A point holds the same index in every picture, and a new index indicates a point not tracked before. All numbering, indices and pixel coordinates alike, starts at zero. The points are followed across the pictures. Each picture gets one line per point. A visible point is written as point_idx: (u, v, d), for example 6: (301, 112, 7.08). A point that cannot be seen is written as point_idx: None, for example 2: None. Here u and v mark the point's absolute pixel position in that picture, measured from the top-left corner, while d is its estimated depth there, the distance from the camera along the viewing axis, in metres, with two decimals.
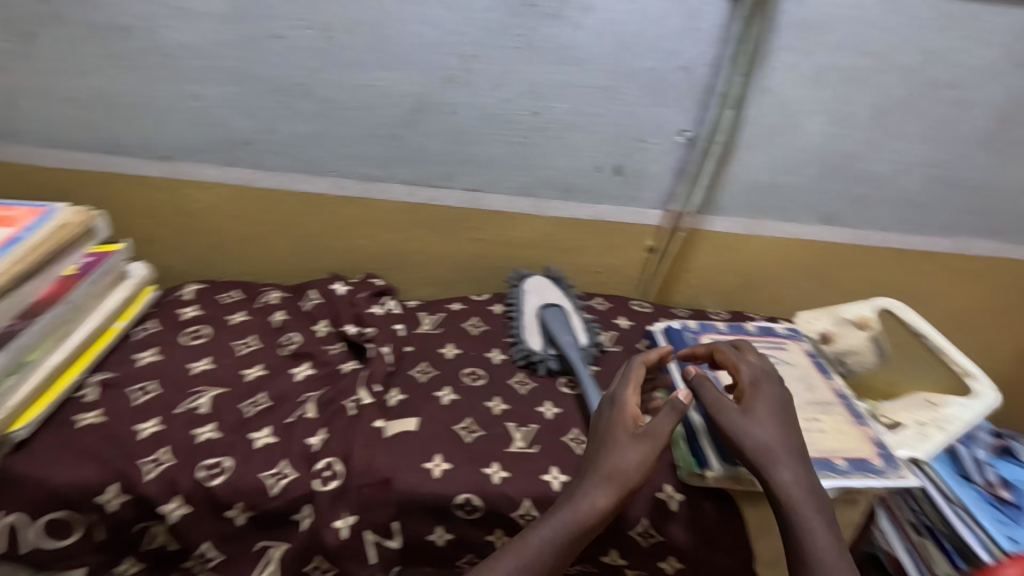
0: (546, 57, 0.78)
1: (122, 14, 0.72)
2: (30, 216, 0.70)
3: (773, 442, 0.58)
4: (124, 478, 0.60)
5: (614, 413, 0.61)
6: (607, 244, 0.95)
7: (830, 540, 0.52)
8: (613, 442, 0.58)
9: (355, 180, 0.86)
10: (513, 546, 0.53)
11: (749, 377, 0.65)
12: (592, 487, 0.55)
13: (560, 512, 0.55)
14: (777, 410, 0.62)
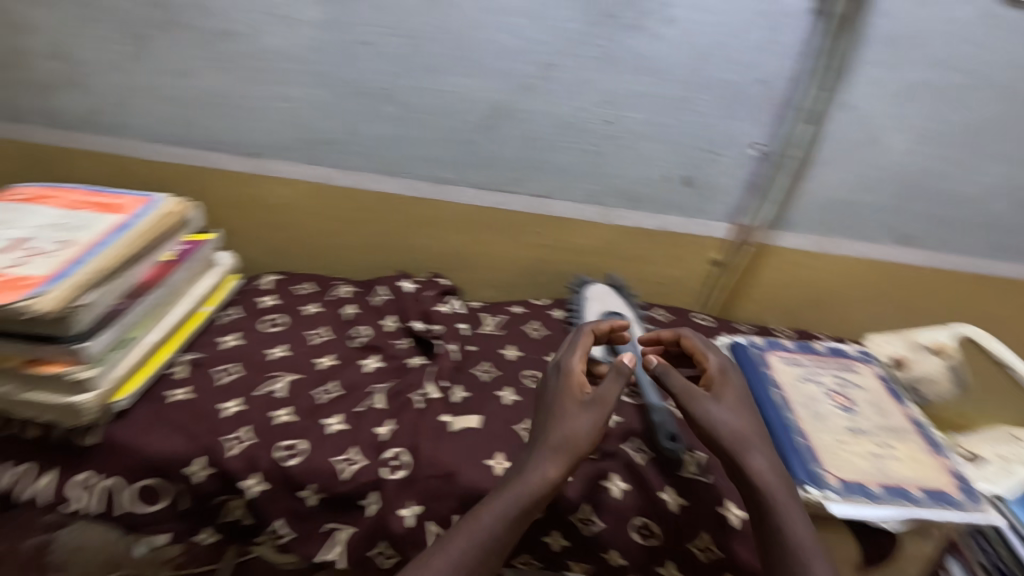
0: (623, 67, 0.79)
1: (228, 21, 0.78)
2: (137, 204, 0.74)
3: (741, 424, 0.58)
4: (209, 453, 0.64)
5: (561, 382, 0.61)
6: (670, 255, 0.95)
7: (805, 527, 0.53)
8: (563, 415, 0.58)
9: (428, 181, 0.89)
10: (467, 522, 0.53)
11: (716, 363, 0.65)
12: (544, 461, 0.55)
13: (515, 488, 0.54)
14: (743, 399, 0.62)
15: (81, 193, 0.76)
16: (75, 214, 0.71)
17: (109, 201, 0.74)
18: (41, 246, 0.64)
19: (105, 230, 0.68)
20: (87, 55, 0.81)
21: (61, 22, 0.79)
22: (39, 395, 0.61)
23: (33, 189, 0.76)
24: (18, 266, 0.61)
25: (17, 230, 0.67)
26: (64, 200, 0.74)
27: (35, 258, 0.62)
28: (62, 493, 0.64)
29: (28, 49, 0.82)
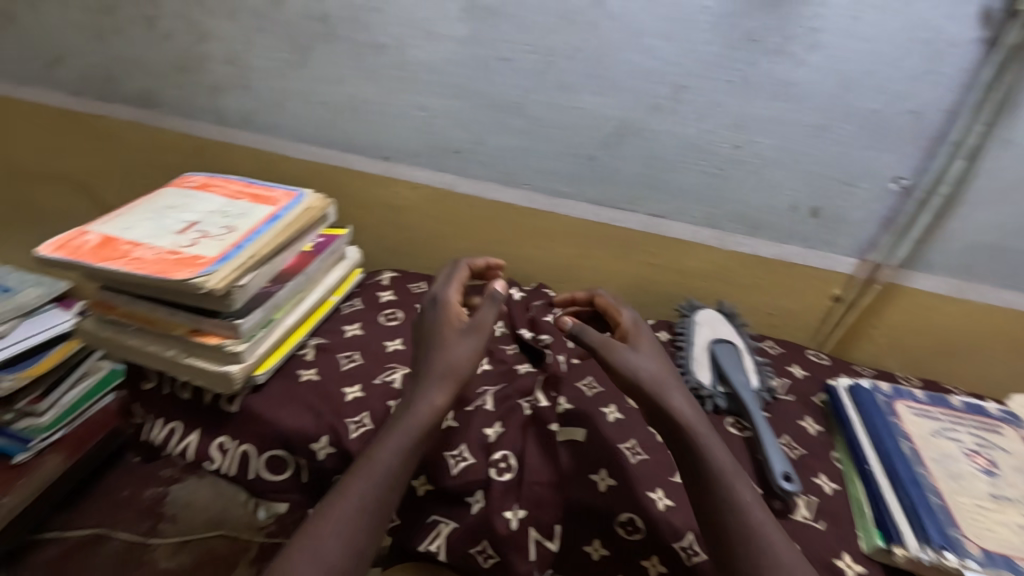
0: (760, 91, 0.77)
1: (380, 34, 0.84)
2: (286, 197, 0.80)
3: (643, 368, 0.64)
4: (333, 433, 0.69)
5: (439, 312, 0.68)
6: (787, 286, 0.91)
7: (725, 453, 0.59)
8: (436, 346, 0.65)
9: (545, 194, 0.91)
10: (363, 465, 0.58)
11: (629, 317, 0.73)
12: (430, 392, 0.61)
13: (405, 423, 0.60)
14: (656, 349, 0.69)
15: (240, 184, 0.85)
16: (236, 203, 0.79)
17: (264, 193, 0.81)
18: (209, 230, 0.72)
19: (260, 220, 0.75)
20: (254, 62, 0.91)
21: (236, 32, 0.89)
22: (198, 362, 0.69)
23: (202, 177, 0.86)
24: (190, 245, 0.68)
25: (189, 214, 0.75)
26: (227, 189, 0.82)
27: (204, 240, 0.70)
28: (205, 453, 0.71)
29: (206, 55, 0.92)
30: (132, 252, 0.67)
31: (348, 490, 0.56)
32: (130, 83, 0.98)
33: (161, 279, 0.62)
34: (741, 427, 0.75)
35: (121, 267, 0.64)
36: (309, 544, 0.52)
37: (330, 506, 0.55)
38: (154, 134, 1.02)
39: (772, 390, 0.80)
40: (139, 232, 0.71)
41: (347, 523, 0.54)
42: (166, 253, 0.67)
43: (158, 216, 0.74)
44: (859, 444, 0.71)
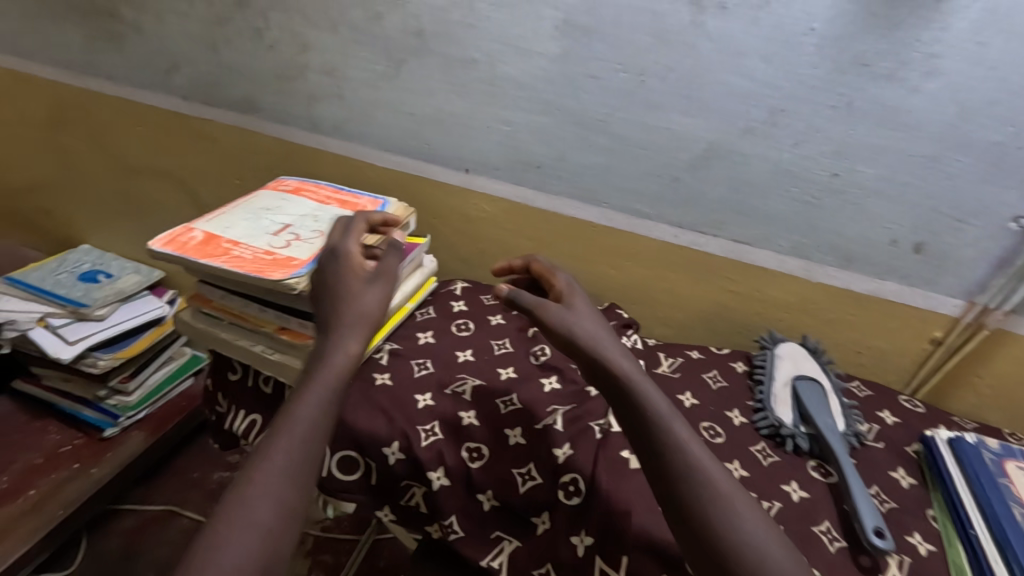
0: (866, 118, 0.73)
1: (473, 49, 0.85)
2: (372, 205, 0.83)
3: (581, 330, 0.59)
4: (404, 439, 0.70)
5: (341, 263, 0.63)
6: (880, 324, 0.86)
7: (662, 396, 0.56)
8: (342, 294, 0.61)
9: (624, 214, 0.90)
10: (284, 425, 0.53)
11: (563, 280, 0.66)
12: (343, 339, 0.58)
13: (323, 375, 0.55)
14: (591, 305, 0.63)
15: (330, 189, 0.88)
16: (325, 208, 0.82)
17: (351, 200, 0.84)
18: (300, 233, 0.75)
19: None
20: (348, 73, 0.95)
21: (334, 44, 0.93)
22: (282, 359, 0.71)
23: (296, 181, 0.90)
24: (284, 247, 0.72)
25: (283, 216, 0.79)
26: (318, 194, 0.86)
27: (296, 242, 0.72)
28: None
29: (304, 65, 0.97)
30: (231, 250, 0.71)
31: (270, 450, 0.51)
32: (233, 90, 1.05)
33: (257, 278, 0.65)
34: (826, 473, 0.71)
35: (222, 264, 0.68)
36: (233, 512, 0.47)
37: (254, 467, 0.50)
38: (252, 139, 1.08)
39: (860, 435, 0.75)
40: (238, 232, 0.74)
41: (277, 483, 0.49)
42: (262, 253, 0.70)
43: (255, 216, 0.78)
44: (961, 504, 0.66)
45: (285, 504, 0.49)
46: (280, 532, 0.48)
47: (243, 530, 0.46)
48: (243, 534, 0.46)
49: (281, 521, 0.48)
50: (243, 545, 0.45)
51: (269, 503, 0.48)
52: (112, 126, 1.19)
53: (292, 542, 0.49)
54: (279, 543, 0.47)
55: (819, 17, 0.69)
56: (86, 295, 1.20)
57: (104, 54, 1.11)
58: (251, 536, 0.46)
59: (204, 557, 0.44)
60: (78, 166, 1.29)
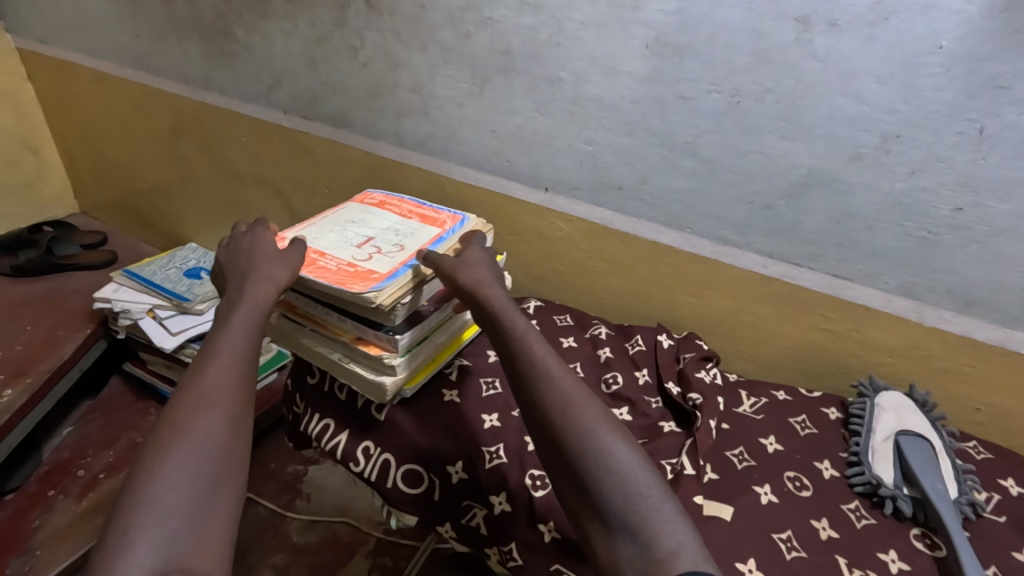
0: (1001, 148, 0.65)
1: (560, 68, 0.84)
2: (452, 221, 0.83)
3: (459, 270, 0.69)
4: (469, 458, 0.71)
5: (249, 245, 0.72)
6: (1004, 378, 0.77)
7: (528, 326, 0.62)
8: (255, 258, 0.70)
9: (709, 240, 0.86)
10: (222, 333, 0.61)
11: (474, 240, 0.76)
12: (264, 275, 0.67)
13: (248, 300, 0.64)
14: (487, 261, 0.72)
15: (412, 204, 0.90)
16: (406, 223, 0.83)
17: (432, 215, 0.85)
18: (382, 247, 0.77)
19: (427, 240, 0.78)
20: (435, 90, 0.97)
21: (424, 62, 0.95)
22: (357, 368, 0.73)
23: (380, 195, 0.92)
24: (366, 260, 0.73)
25: (366, 229, 0.81)
26: (400, 208, 0.88)
27: (377, 256, 0.74)
28: (351, 454, 0.75)
29: (394, 82, 1.00)
30: (317, 260, 0.73)
31: (216, 352, 0.59)
32: (327, 105, 1.10)
33: (339, 288, 0.67)
34: (931, 544, 0.63)
35: (309, 273, 0.70)
36: (194, 396, 0.55)
37: (203, 366, 0.58)
38: (342, 152, 1.13)
39: (977, 505, 0.66)
40: (325, 242, 0.77)
41: (230, 374, 0.57)
42: (345, 265, 0.72)
43: (341, 228, 0.81)
44: None
45: (237, 389, 0.57)
46: (240, 411, 0.55)
47: (208, 407, 0.54)
48: (206, 408, 0.54)
49: (239, 403, 0.56)
50: (207, 418, 0.53)
51: (223, 387, 0.56)
52: (221, 137, 1.29)
53: (251, 424, 0.56)
54: (241, 421, 0.55)
55: (948, 35, 0.62)
56: (189, 291, 1.31)
57: (218, 71, 1.20)
58: (214, 411, 0.54)
59: (174, 428, 0.52)
60: (190, 172, 1.41)
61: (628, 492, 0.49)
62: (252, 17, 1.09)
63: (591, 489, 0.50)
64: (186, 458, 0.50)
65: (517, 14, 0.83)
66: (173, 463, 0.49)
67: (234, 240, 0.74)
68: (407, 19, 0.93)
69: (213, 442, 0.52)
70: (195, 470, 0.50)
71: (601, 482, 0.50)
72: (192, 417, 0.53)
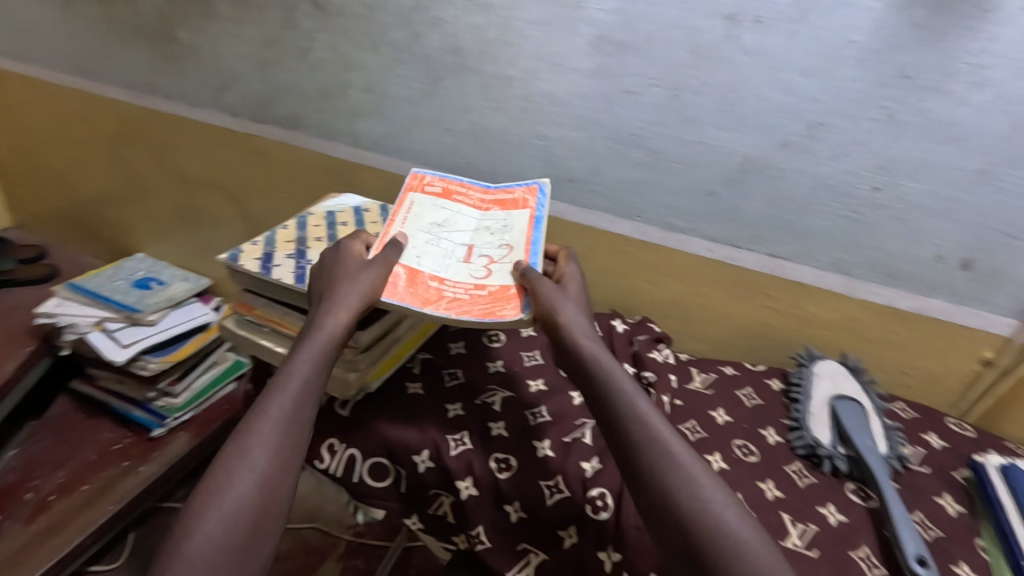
0: (913, 132, 0.71)
1: (510, 66, 0.87)
2: (531, 195, 0.78)
3: (562, 308, 0.63)
4: (435, 448, 0.71)
5: (340, 253, 0.68)
6: (929, 345, 0.83)
7: (630, 379, 0.59)
8: (340, 272, 0.65)
9: (658, 228, 0.90)
10: (284, 373, 0.59)
11: (567, 263, 0.71)
12: (336, 304, 0.62)
13: (318, 333, 0.61)
14: (581, 294, 0.67)
15: (477, 187, 0.80)
16: (488, 216, 0.76)
17: (505, 197, 0.78)
18: (491, 254, 0.71)
19: (526, 228, 0.73)
20: (389, 90, 0.98)
21: (377, 63, 0.96)
22: None
23: (439, 177, 0.80)
24: (488, 277, 0.68)
25: (459, 234, 0.73)
26: (470, 198, 0.78)
27: (496, 266, 0.69)
28: (316, 451, 0.75)
29: (347, 83, 1.01)
30: (441, 291, 0.66)
31: (268, 404, 0.56)
32: (280, 107, 1.10)
33: (495, 321, 0.62)
34: (866, 496, 0.69)
35: (446, 312, 0.63)
36: (234, 455, 0.53)
37: (255, 417, 0.56)
38: (297, 154, 1.12)
39: (904, 459, 0.72)
40: (432, 266, 0.69)
41: (276, 431, 0.55)
42: (474, 290, 0.66)
43: (434, 241, 0.72)
44: (1014, 534, 0.63)
45: (278, 454, 0.54)
46: (279, 476, 0.53)
47: (244, 471, 0.52)
48: (242, 469, 0.52)
49: (280, 465, 0.54)
50: (241, 489, 0.51)
51: (263, 454, 0.53)
52: (170, 143, 1.26)
53: (290, 487, 0.54)
54: (278, 487, 0.53)
55: (859, 30, 0.68)
56: (140, 301, 1.27)
57: (164, 75, 1.17)
58: (249, 477, 0.52)
59: (212, 492, 0.51)
60: (138, 179, 1.37)
61: (745, 560, 0.48)
62: (197, 20, 1.07)
63: (705, 558, 0.48)
64: (211, 535, 0.49)
65: (466, 14, 0.86)
66: (197, 539, 0.49)
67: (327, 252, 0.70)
68: (357, 20, 0.93)
69: (242, 515, 0.50)
70: (219, 552, 0.48)
71: (714, 548, 0.48)
72: (227, 486, 0.51)
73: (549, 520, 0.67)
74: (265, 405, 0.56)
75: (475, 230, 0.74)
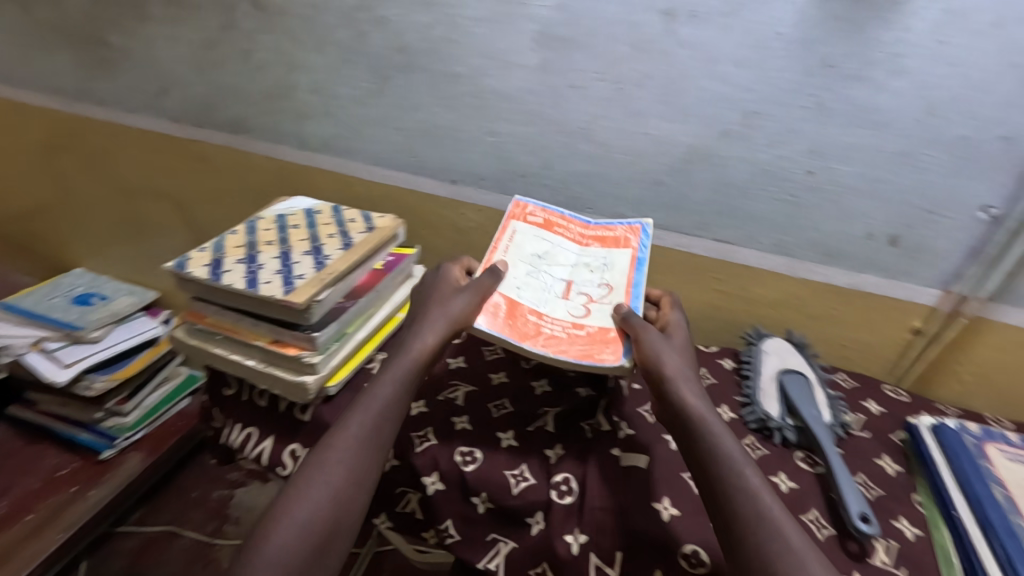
0: (839, 118, 0.75)
1: (457, 64, 0.87)
2: (633, 235, 0.80)
3: (664, 357, 0.64)
4: (400, 446, 0.72)
5: (441, 278, 0.73)
6: (865, 317, 0.88)
7: (734, 441, 0.58)
8: (436, 301, 0.69)
9: (610, 219, 0.92)
10: (366, 394, 0.62)
11: (672, 316, 0.72)
12: (424, 332, 0.66)
13: (401, 356, 0.65)
14: (686, 347, 0.68)
15: (576, 222, 0.83)
16: (588, 251, 0.79)
17: (607, 234, 0.81)
18: (590, 292, 0.73)
19: (628, 269, 0.76)
20: (335, 90, 0.97)
21: (322, 64, 0.95)
22: (278, 372, 0.73)
23: (541, 208, 0.83)
24: (586, 316, 0.70)
25: (559, 269, 0.76)
26: (570, 231, 0.81)
27: (595, 306, 0.71)
28: (277, 458, 0.74)
29: (292, 84, 0.99)
30: (539, 327, 0.68)
31: (349, 421, 0.60)
32: (223, 111, 1.07)
33: (593, 364, 0.64)
34: (813, 462, 0.72)
35: (544, 349, 0.65)
36: (315, 461, 0.58)
37: (338, 432, 0.60)
38: (244, 158, 1.10)
39: (846, 425, 0.77)
40: (532, 299, 0.71)
41: (355, 446, 0.59)
42: (572, 328, 0.68)
43: (535, 274, 0.75)
44: (944, 488, 0.67)
45: (353, 471, 0.57)
46: (351, 491, 0.56)
47: (319, 480, 0.56)
48: (320, 476, 0.56)
49: (354, 480, 0.57)
50: (316, 500, 0.55)
51: (340, 469, 0.57)
52: (106, 151, 1.21)
53: (360, 504, 0.57)
54: (349, 502, 0.56)
55: (786, 22, 0.72)
56: (80, 318, 1.21)
57: (97, 81, 1.12)
58: (325, 487, 0.56)
59: (292, 498, 0.55)
60: (73, 190, 1.30)
61: None
62: (129, 22, 1.03)
63: None
64: (284, 543, 0.52)
65: (411, 12, 0.86)
66: (272, 543, 0.52)
67: (432, 276, 0.75)
68: (299, 20, 0.92)
69: (315, 526, 0.54)
70: (288, 556, 0.52)
71: None
72: (305, 496, 0.55)
73: (514, 510, 0.66)
74: (348, 420, 0.61)
75: (575, 266, 0.77)
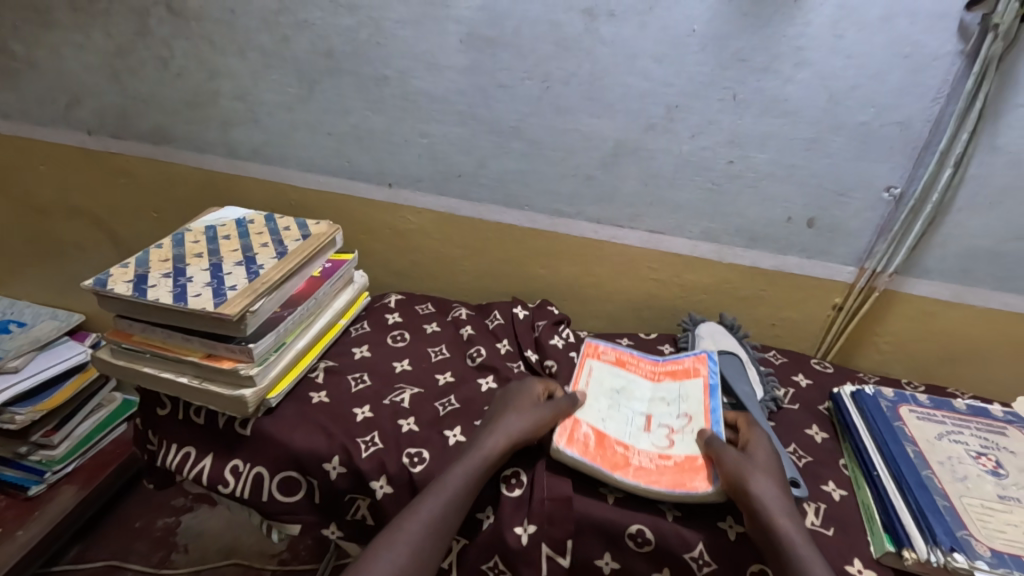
0: (752, 108, 0.80)
1: (385, 66, 0.87)
2: (701, 363, 0.81)
3: (749, 479, 0.61)
4: (345, 453, 0.70)
5: (524, 388, 0.74)
6: (791, 296, 0.93)
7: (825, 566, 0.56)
8: (515, 413, 0.69)
9: (546, 215, 0.94)
10: (437, 485, 0.63)
11: (757, 432, 0.68)
12: (501, 433, 0.67)
13: (474, 455, 0.65)
14: (775, 462, 0.65)
15: (646, 359, 0.84)
16: (662, 385, 0.79)
17: (676, 367, 0.81)
18: (671, 424, 0.72)
19: (702, 398, 0.75)
20: (262, 97, 0.94)
21: (245, 69, 0.92)
22: (213, 387, 0.70)
23: (611, 346, 0.85)
24: (672, 447, 0.69)
25: (637, 403, 0.76)
26: (642, 368, 0.82)
27: (678, 437, 0.70)
28: (218, 476, 0.72)
29: (215, 91, 0.96)
30: (628, 457, 0.68)
31: (419, 505, 0.61)
32: (143, 122, 1.02)
33: (686, 493, 0.62)
34: None
35: (635, 480, 0.65)
36: (384, 541, 0.58)
37: (409, 515, 0.60)
38: (169, 170, 1.05)
39: (777, 399, 0.81)
40: (616, 431, 0.71)
41: (421, 532, 0.59)
42: (659, 459, 0.68)
43: (616, 407, 0.75)
44: (865, 450, 0.72)
45: (416, 556, 0.57)
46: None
47: (383, 558, 0.57)
48: (384, 551, 0.57)
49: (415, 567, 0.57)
50: None
51: (403, 549, 0.57)
52: (14, 167, 1.14)
53: None
54: None
55: (698, 19, 0.75)
56: None
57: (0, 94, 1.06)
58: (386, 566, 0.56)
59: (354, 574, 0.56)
60: None
61: None
62: (33, 31, 0.97)
63: None
64: None
65: (334, 16, 0.85)
66: None
67: (505, 393, 0.75)
68: (219, 25, 0.90)
69: None
70: None
71: None
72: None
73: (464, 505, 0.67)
74: (416, 504, 0.61)
75: (651, 401, 0.77)
